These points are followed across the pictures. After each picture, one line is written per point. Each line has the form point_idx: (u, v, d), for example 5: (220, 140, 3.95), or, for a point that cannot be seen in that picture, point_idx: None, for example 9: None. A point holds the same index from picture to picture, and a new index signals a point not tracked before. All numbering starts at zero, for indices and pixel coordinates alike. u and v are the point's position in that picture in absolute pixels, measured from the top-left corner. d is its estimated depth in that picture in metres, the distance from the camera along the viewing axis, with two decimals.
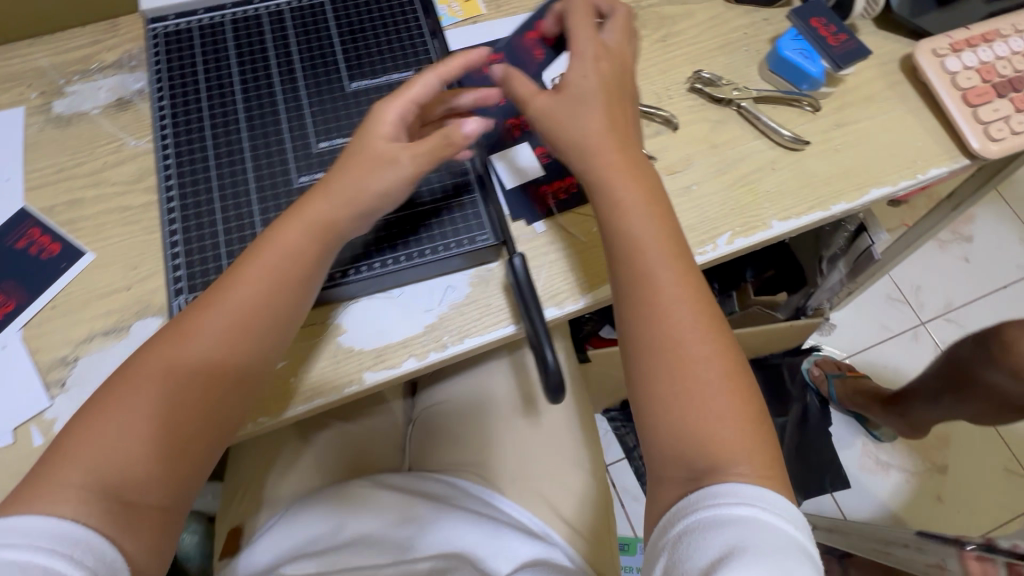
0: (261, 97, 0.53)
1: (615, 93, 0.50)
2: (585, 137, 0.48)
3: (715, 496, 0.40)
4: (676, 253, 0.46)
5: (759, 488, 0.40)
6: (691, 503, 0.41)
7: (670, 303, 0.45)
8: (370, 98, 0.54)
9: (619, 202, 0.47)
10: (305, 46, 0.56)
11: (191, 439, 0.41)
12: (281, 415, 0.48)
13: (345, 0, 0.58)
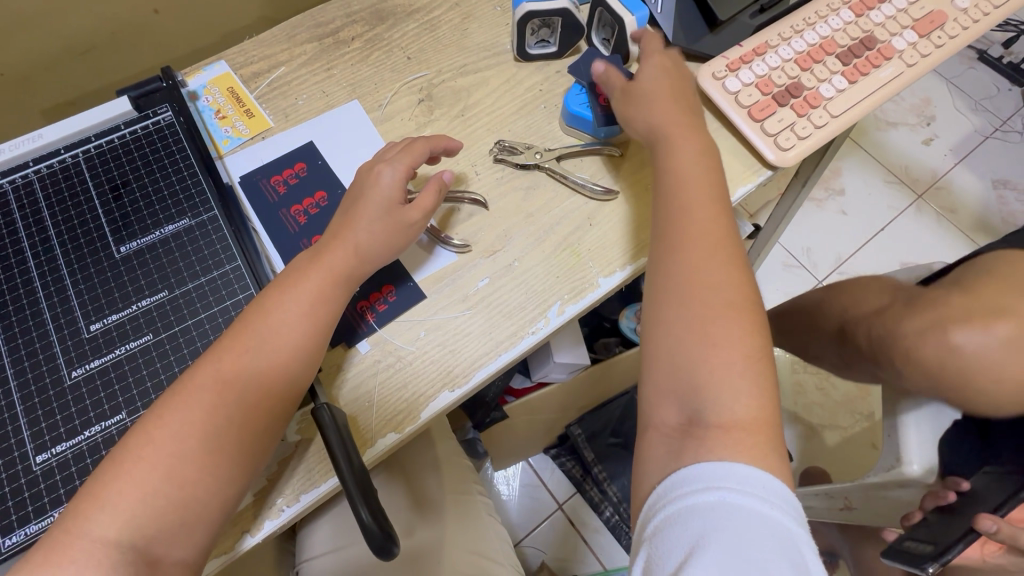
0: (15, 290, 0.47)
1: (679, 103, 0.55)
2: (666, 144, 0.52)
3: (681, 481, 0.38)
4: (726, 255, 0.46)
5: (727, 466, 0.38)
6: (662, 491, 0.39)
7: (708, 286, 0.45)
8: (145, 260, 0.49)
9: (681, 204, 0.48)
10: (61, 217, 0.50)
11: (140, 547, 0.38)
12: (234, 549, 0.45)
13: (102, 155, 0.53)
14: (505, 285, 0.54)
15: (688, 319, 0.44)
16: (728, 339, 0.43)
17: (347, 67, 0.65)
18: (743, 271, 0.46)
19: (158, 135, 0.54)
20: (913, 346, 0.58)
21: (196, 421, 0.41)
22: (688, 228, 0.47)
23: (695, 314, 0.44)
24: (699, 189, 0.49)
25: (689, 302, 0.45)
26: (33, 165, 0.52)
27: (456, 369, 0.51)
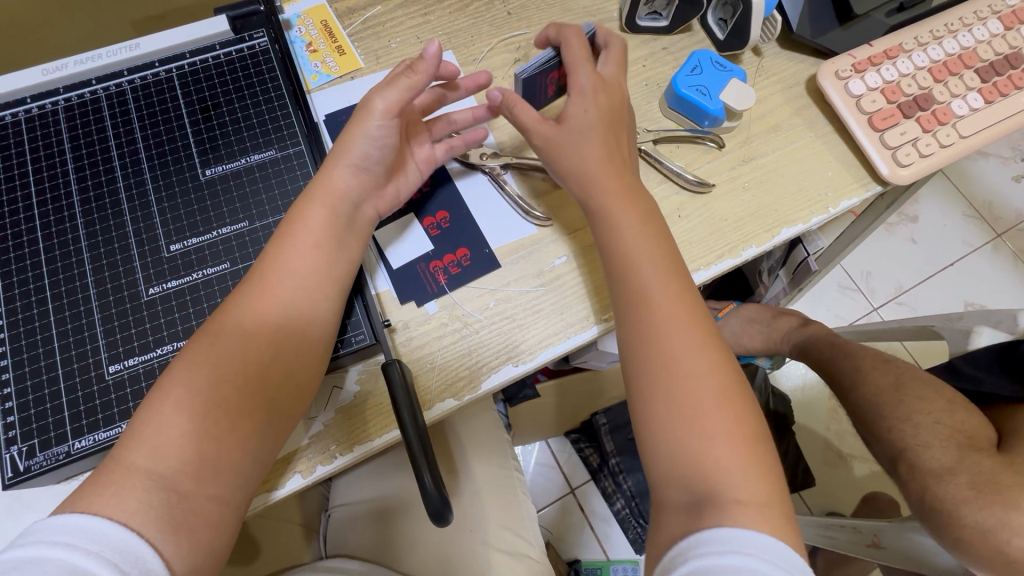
0: (101, 199, 0.47)
1: (614, 122, 0.49)
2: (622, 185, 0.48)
3: (708, 538, 0.35)
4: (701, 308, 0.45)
5: (752, 533, 0.35)
6: (684, 546, 0.35)
7: (684, 337, 0.43)
8: (227, 187, 0.48)
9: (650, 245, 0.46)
10: (150, 132, 0.50)
11: (190, 474, 0.37)
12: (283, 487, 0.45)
13: (196, 74, 0.52)
14: (563, 277, 0.52)
15: (653, 350, 0.43)
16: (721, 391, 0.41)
17: (444, 14, 0.62)
18: None
19: (252, 60, 0.53)
20: (948, 509, 0.50)
21: (267, 351, 0.41)
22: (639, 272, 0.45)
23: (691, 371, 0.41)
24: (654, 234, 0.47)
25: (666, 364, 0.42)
26: (127, 74, 0.51)
27: (519, 344, 0.49)
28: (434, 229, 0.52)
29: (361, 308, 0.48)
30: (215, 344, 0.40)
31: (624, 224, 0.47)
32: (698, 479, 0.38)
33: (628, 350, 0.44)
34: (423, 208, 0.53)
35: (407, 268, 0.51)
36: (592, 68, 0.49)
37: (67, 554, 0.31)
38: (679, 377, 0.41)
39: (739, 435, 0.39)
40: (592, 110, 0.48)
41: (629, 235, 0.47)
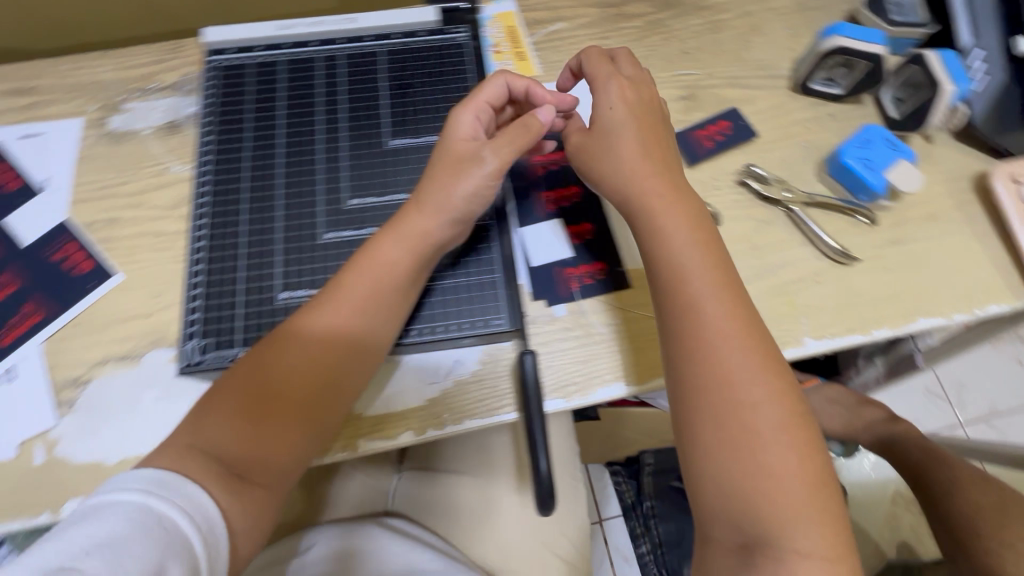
0: (301, 146, 0.53)
1: (646, 119, 0.50)
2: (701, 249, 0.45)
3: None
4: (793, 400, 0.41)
5: None
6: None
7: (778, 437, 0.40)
8: (407, 159, 0.53)
9: (732, 334, 0.42)
10: (352, 96, 0.55)
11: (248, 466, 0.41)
12: (393, 437, 0.48)
13: (400, 53, 0.57)
14: None
15: (700, 378, 0.41)
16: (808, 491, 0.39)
17: (621, 41, 0.65)
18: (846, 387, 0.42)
19: (450, 51, 0.58)
20: None
21: (313, 365, 0.44)
22: (688, 289, 0.43)
23: (781, 477, 0.39)
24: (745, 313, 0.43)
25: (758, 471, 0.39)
26: (342, 43, 0.58)
27: (636, 364, 0.51)
28: (577, 239, 0.55)
29: (501, 296, 0.51)
30: (280, 356, 0.43)
31: (673, 226, 0.45)
32: (746, 509, 0.38)
33: (675, 375, 0.42)
34: (569, 217, 0.56)
35: (544, 269, 0.54)
36: (613, 70, 0.52)
37: (142, 497, 0.35)
38: (730, 409, 0.40)
39: (798, 458, 0.39)
40: (617, 107, 0.50)
41: (680, 248, 0.45)
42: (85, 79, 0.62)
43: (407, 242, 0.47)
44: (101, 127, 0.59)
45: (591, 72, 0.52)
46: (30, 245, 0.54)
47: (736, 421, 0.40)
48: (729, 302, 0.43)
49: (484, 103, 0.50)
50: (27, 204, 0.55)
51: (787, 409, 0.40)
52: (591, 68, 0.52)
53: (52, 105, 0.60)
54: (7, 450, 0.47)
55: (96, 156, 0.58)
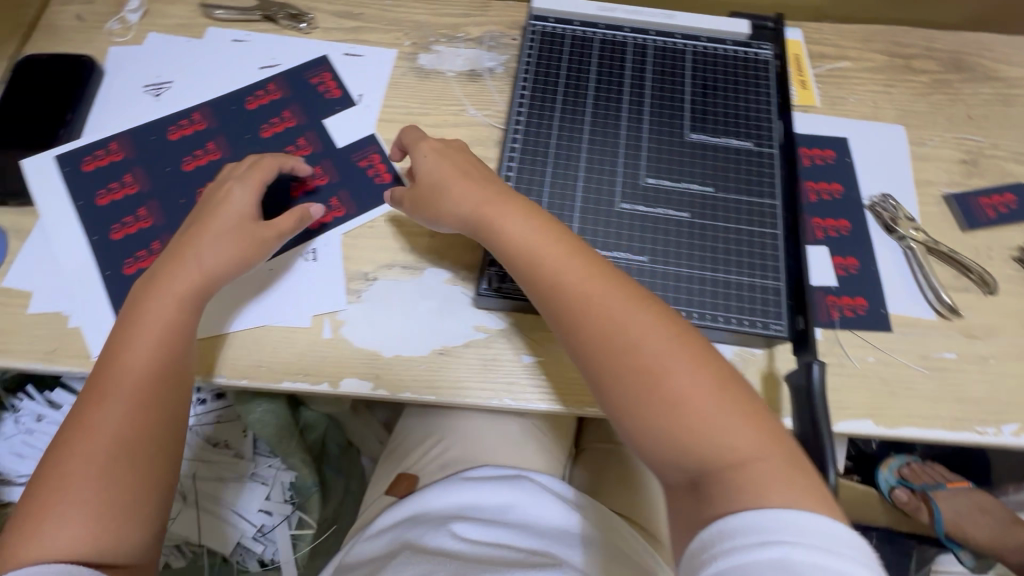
0: (607, 119, 0.56)
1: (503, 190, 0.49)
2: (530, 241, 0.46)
3: (736, 524, 0.35)
4: (696, 357, 0.41)
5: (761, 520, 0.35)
6: (710, 535, 0.36)
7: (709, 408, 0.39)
8: (705, 155, 0.55)
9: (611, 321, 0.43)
10: (658, 85, 0.58)
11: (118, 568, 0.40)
12: None
13: (706, 56, 0.60)
14: (946, 374, 0.52)
15: (663, 402, 0.40)
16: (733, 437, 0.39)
17: (905, 93, 0.65)
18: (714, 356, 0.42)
19: (753, 65, 0.60)
20: None
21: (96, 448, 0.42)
22: (541, 269, 0.45)
23: (684, 422, 0.39)
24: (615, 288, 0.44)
25: (666, 422, 0.40)
26: (653, 35, 0.61)
27: (888, 407, 0.51)
28: (841, 270, 0.56)
29: (781, 301, 0.50)
30: (63, 480, 0.40)
31: (504, 220, 0.47)
32: (705, 466, 0.38)
33: (613, 392, 0.42)
34: (834, 246, 0.56)
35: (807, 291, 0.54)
36: (465, 156, 0.52)
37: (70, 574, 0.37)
38: (621, 346, 0.42)
39: (735, 410, 0.39)
40: (473, 200, 0.49)
41: (514, 232, 0.47)
42: (402, 16, 0.68)
43: (234, 240, 0.49)
44: (411, 61, 0.65)
45: (439, 174, 0.51)
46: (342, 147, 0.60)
47: (643, 369, 0.41)
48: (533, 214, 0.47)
49: (255, 177, 0.52)
50: (344, 112, 0.62)
51: (660, 321, 0.42)
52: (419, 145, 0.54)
53: (372, 33, 0.67)
54: (302, 318, 0.53)
55: (403, 84, 0.64)
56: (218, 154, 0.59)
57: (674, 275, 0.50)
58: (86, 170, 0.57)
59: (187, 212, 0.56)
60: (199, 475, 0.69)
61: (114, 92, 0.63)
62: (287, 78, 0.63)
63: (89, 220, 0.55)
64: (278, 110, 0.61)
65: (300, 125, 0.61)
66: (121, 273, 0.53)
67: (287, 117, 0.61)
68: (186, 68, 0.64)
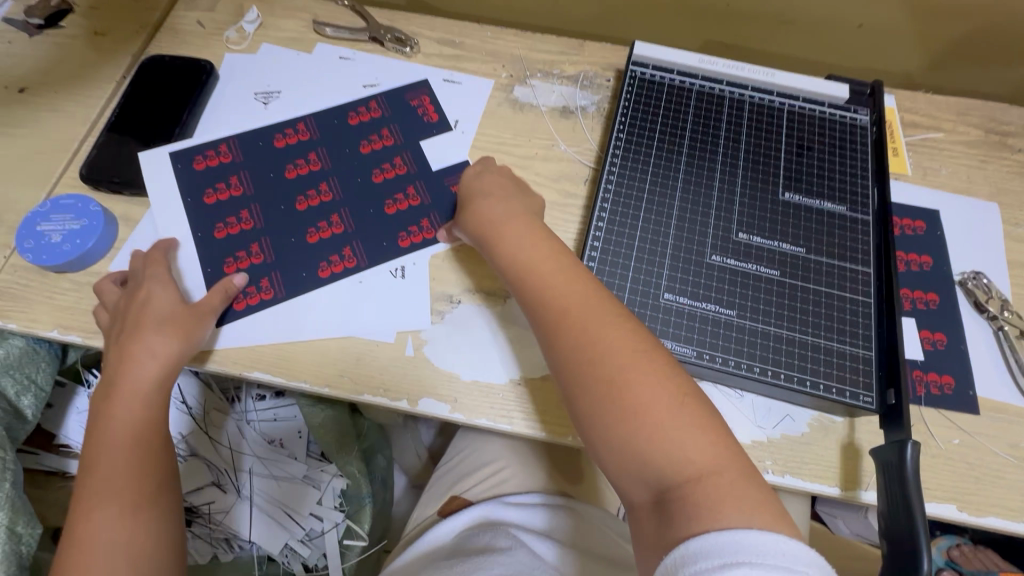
0: (702, 169, 0.57)
1: (523, 206, 0.54)
2: (521, 253, 0.49)
3: (696, 550, 0.34)
4: (649, 361, 0.42)
5: (730, 538, 0.34)
6: (672, 562, 0.34)
7: (667, 424, 0.39)
8: (797, 215, 0.55)
9: (590, 336, 0.44)
10: (754, 141, 0.59)
11: None
12: None
13: (803, 116, 0.60)
14: None
15: (622, 411, 0.41)
16: (688, 443, 0.39)
17: (1000, 170, 0.64)
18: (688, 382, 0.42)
19: (851, 129, 0.60)
20: None
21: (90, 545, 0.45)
22: (530, 281, 0.48)
23: (630, 423, 0.40)
24: (593, 304, 0.45)
25: (627, 434, 0.40)
26: (750, 90, 0.61)
27: (973, 494, 0.49)
28: (929, 344, 0.55)
29: (870, 371, 0.49)
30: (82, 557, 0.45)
31: (507, 234, 0.51)
32: (660, 478, 0.38)
33: (578, 403, 0.43)
34: (922, 320, 0.55)
35: None
36: (491, 175, 0.57)
37: None
38: (589, 358, 0.43)
39: (700, 427, 0.39)
40: (500, 209, 0.53)
41: (513, 248, 0.50)
42: (501, 49, 0.71)
43: (172, 329, 0.50)
44: (507, 93, 0.68)
45: (469, 193, 0.56)
46: (435, 169, 0.62)
47: (606, 383, 0.42)
48: (535, 236, 0.50)
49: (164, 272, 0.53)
50: (441, 136, 0.64)
51: (628, 337, 0.43)
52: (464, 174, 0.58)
53: (471, 62, 0.70)
54: (386, 333, 0.54)
55: (498, 114, 0.66)
56: (318, 165, 0.61)
57: (761, 332, 0.51)
58: (197, 169, 0.60)
59: (286, 218, 0.58)
60: (255, 470, 0.71)
61: (227, 97, 0.66)
62: (389, 98, 0.66)
63: (196, 217, 0.58)
64: (378, 128, 0.64)
65: (398, 145, 0.63)
66: (222, 272, 0.56)
67: (387, 136, 0.63)
68: (294, 80, 0.68)
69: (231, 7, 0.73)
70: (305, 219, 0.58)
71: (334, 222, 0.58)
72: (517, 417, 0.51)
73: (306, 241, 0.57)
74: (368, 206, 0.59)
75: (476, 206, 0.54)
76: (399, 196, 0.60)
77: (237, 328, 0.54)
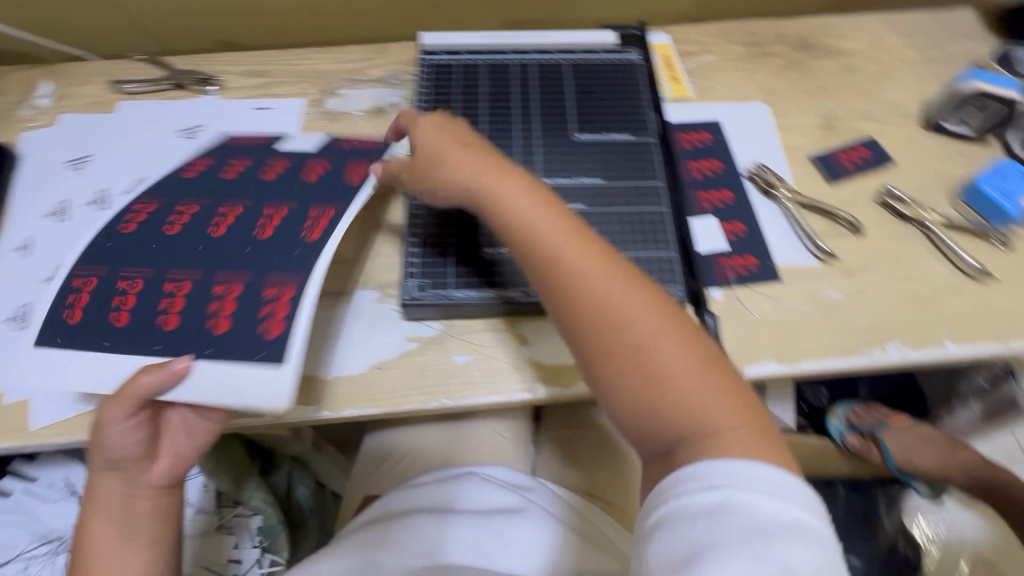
0: (502, 132, 0.62)
1: (482, 148, 0.48)
2: (500, 202, 0.44)
3: (684, 476, 0.35)
4: (666, 313, 0.40)
5: (730, 465, 0.34)
6: (665, 484, 0.35)
7: (681, 380, 0.38)
8: (592, 153, 0.61)
9: (587, 286, 0.41)
10: (543, 97, 0.65)
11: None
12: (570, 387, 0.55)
13: (582, 66, 0.67)
14: (834, 310, 0.58)
15: (635, 367, 0.39)
16: (709, 399, 0.38)
17: (764, 74, 0.74)
18: (700, 335, 0.40)
19: (625, 68, 0.67)
20: None
21: None
22: (527, 237, 0.43)
23: (654, 385, 0.38)
24: (587, 253, 0.41)
25: (639, 390, 0.38)
26: (533, 54, 0.67)
27: (789, 348, 0.56)
28: (731, 234, 0.62)
29: (675, 268, 0.56)
30: None
31: (485, 187, 0.45)
32: (688, 435, 0.37)
33: (584, 358, 0.41)
34: (721, 215, 0.63)
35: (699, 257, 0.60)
36: (436, 128, 0.51)
37: None
38: (599, 314, 0.40)
39: (708, 375, 0.38)
40: (467, 160, 0.47)
41: (502, 203, 0.44)
42: (306, 68, 0.74)
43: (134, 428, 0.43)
44: (321, 107, 0.70)
45: (430, 144, 0.50)
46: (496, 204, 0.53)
47: (636, 350, 0.39)
48: (524, 184, 0.45)
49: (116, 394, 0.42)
50: (320, 142, 0.61)
51: (652, 296, 0.40)
52: (417, 128, 0.52)
53: (281, 86, 0.72)
54: None
55: (314, 128, 0.69)
56: (319, 231, 0.50)
57: None
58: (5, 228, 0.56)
59: (153, 236, 0.50)
60: None
61: (35, 174, 0.65)
62: (223, 148, 0.60)
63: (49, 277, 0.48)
64: (240, 152, 0.59)
65: (255, 170, 0.57)
66: (60, 319, 0.46)
67: (247, 177, 0.56)
68: (103, 141, 0.67)
69: (23, 87, 0.71)
70: (192, 296, 0.47)
71: (278, 290, 0.46)
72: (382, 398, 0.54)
73: (172, 236, 0.50)
74: (255, 189, 0.54)
75: (433, 162, 0.49)
76: (279, 196, 0.53)
77: (59, 372, 0.45)
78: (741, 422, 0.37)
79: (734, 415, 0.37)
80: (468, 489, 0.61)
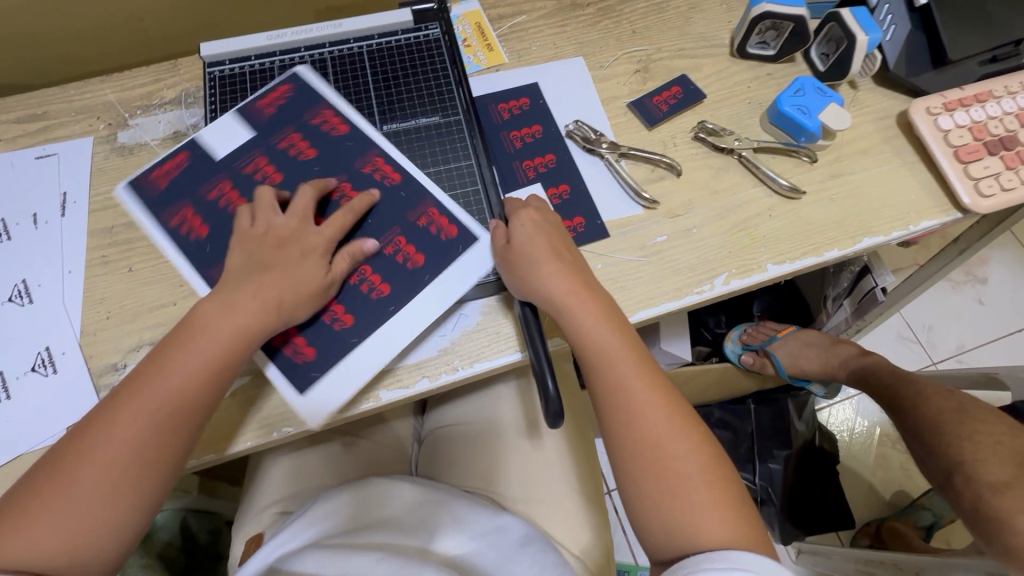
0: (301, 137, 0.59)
1: (560, 244, 0.52)
2: (545, 295, 0.49)
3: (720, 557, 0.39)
4: (687, 420, 0.45)
5: (757, 557, 0.39)
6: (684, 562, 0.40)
7: (700, 479, 0.43)
8: (399, 142, 0.60)
9: (621, 400, 0.46)
10: (343, 92, 0.62)
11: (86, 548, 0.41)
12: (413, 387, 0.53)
13: (381, 51, 0.64)
14: (661, 255, 0.59)
15: (658, 475, 0.43)
16: (704, 495, 0.43)
17: (578, 27, 0.73)
18: (707, 434, 0.45)
19: (426, 45, 0.65)
20: (1002, 518, 0.58)
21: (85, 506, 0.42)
22: (600, 354, 0.47)
23: (666, 484, 0.43)
24: (647, 378, 0.46)
25: (657, 491, 0.43)
26: (328, 46, 0.64)
27: (623, 301, 0.57)
28: (556, 199, 0.62)
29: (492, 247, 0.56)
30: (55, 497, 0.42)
31: (582, 302, 0.48)
32: (669, 529, 0.42)
33: (621, 467, 0.45)
34: (545, 181, 0.62)
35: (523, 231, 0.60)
36: (520, 218, 0.53)
37: None
38: (632, 429, 0.45)
39: (716, 471, 0.44)
40: (523, 233, 0.52)
41: (595, 327, 0.48)
42: (90, 101, 0.67)
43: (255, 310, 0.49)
44: (111, 142, 0.64)
45: (514, 240, 0.52)
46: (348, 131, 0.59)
47: (652, 458, 0.44)
48: (586, 286, 0.49)
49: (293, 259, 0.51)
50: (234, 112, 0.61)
51: (669, 408, 0.45)
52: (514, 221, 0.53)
53: (62, 128, 0.65)
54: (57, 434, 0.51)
55: (108, 167, 0.63)
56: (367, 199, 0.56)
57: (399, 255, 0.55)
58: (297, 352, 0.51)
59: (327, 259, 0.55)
60: None
61: None
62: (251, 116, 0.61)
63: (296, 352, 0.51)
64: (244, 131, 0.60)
65: (268, 140, 0.58)
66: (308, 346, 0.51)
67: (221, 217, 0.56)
68: None
69: None
70: (377, 268, 0.54)
71: (394, 245, 0.55)
72: (216, 440, 0.50)
73: None
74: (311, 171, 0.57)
75: (537, 262, 0.50)
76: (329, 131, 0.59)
77: (348, 376, 0.51)
78: (733, 510, 0.42)
79: (732, 504, 0.43)
80: (377, 504, 0.56)
